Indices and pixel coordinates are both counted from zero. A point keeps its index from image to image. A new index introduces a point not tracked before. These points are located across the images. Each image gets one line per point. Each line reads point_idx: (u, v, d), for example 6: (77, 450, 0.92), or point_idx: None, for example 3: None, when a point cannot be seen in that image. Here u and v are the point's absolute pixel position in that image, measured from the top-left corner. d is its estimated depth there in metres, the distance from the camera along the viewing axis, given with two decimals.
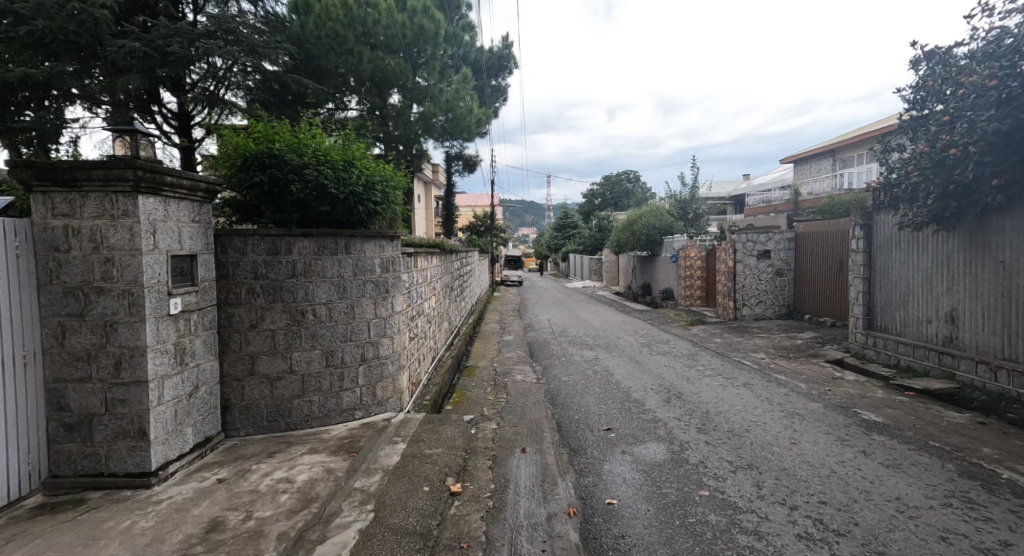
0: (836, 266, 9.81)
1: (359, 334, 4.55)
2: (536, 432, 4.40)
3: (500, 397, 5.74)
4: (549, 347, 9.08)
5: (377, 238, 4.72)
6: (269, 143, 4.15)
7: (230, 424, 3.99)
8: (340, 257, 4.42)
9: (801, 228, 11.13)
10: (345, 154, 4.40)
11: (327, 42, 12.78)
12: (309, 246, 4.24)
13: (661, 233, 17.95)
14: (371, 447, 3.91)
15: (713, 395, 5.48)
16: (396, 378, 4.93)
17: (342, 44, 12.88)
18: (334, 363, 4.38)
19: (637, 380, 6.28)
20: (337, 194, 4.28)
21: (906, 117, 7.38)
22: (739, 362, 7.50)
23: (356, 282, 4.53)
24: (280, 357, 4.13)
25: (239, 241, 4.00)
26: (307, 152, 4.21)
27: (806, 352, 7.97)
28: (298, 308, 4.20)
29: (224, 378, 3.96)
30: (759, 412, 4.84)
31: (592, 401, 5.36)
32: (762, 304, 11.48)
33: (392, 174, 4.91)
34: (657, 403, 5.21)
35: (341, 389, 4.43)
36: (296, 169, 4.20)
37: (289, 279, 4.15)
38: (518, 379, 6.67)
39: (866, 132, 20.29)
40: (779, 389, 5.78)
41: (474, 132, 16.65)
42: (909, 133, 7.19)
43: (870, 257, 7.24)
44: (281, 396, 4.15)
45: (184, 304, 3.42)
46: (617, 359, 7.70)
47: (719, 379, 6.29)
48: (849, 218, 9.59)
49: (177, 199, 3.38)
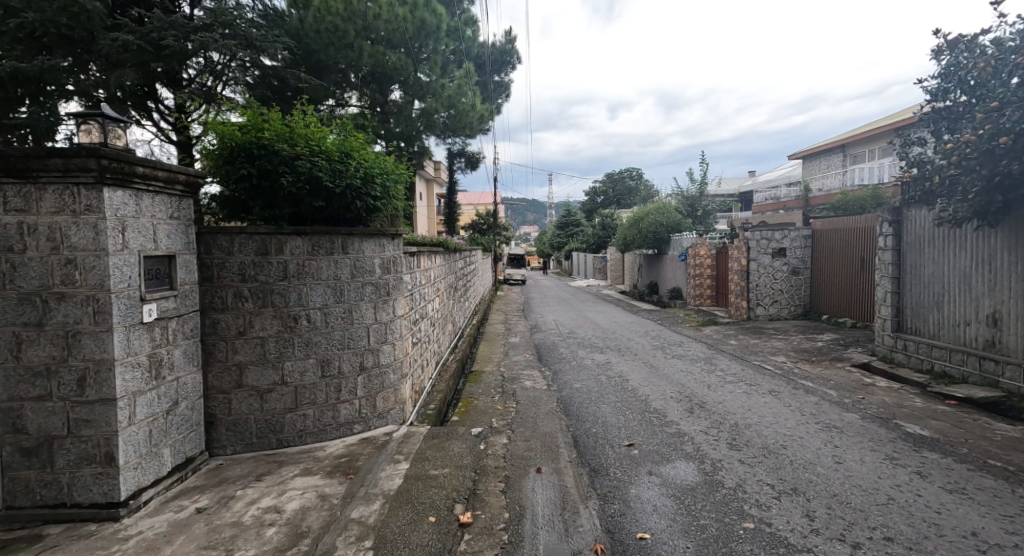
0: (857, 265, 9.38)
1: (358, 341, 4.18)
2: (551, 449, 4.02)
3: (509, 406, 5.38)
4: (557, 350, 8.71)
5: (376, 236, 4.35)
6: (257, 131, 3.75)
7: (215, 441, 3.63)
8: (337, 257, 4.05)
9: (818, 226, 10.71)
10: (343, 145, 4.02)
11: (327, 36, 12.29)
12: (303, 245, 3.87)
13: (668, 231, 17.51)
14: (371, 468, 3.54)
15: (739, 404, 5.10)
16: (398, 388, 4.57)
17: (342, 38, 12.51)
18: (331, 373, 4.01)
19: (655, 387, 5.91)
20: (334, 189, 3.90)
21: (928, 109, 7.03)
22: (760, 366, 7.10)
23: (354, 284, 4.16)
24: (270, 367, 3.76)
25: (225, 240, 3.63)
26: (300, 142, 3.83)
27: (830, 356, 7.56)
28: (290, 313, 3.82)
29: (208, 391, 3.59)
30: (792, 424, 4.46)
31: (609, 411, 4.98)
32: (777, 304, 11.08)
33: (394, 167, 4.55)
34: (679, 413, 4.83)
35: (338, 400, 4.06)
36: (287, 161, 3.81)
37: (281, 281, 3.78)
38: (527, 385, 6.29)
39: (879, 126, 19.79)
40: (808, 397, 5.39)
41: (477, 128, 16.27)
42: (928, 124, 6.93)
43: (900, 255, 6.84)
44: (272, 410, 3.77)
45: (160, 309, 3.06)
46: (630, 363, 7.32)
47: (742, 386, 5.90)
48: (870, 214, 9.16)
49: (151, 193, 3.00)
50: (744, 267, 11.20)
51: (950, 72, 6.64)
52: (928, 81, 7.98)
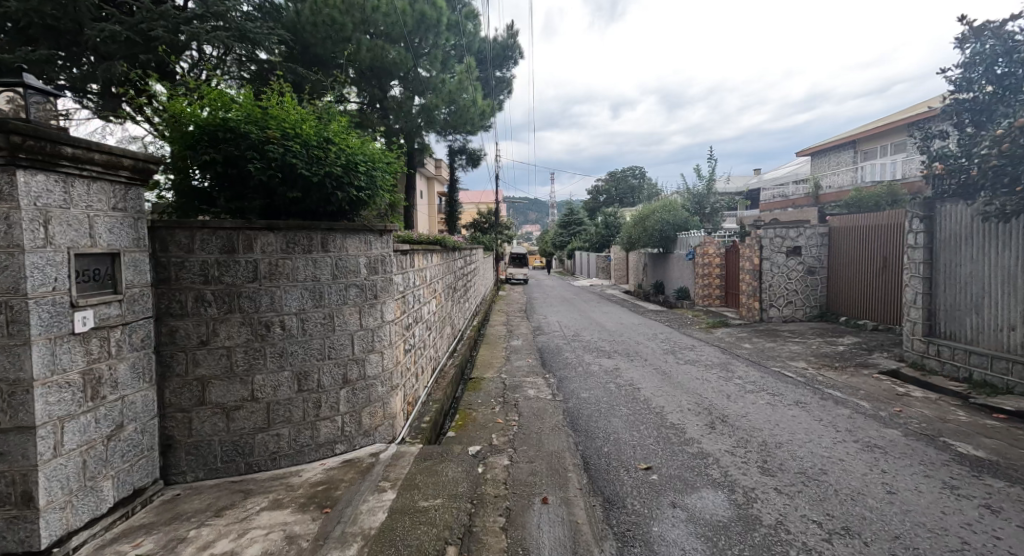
0: (878, 263, 8.89)
1: (340, 351, 3.72)
2: (558, 474, 3.56)
3: (510, 420, 4.90)
4: (562, 354, 8.23)
5: (362, 233, 3.88)
6: (222, 111, 3.27)
7: (172, 467, 3.16)
8: (316, 256, 3.58)
9: (836, 223, 10.20)
10: (323, 129, 3.54)
11: (323, 29, 11.87)
12: (277, 241, 3.40)
13: (674, 229, 17.04)
14: (352, 500, 3.07)
15: (765, 418, 4.62)
16: (387, 402, 4.11)
17: (340, 31, 12.02)
18: (309, 387, 3.55)
19: (670, 397, 5.43)
20: (311, 178, 3.41)
21: (951, 100, 6.46)
22: (779, 373, 6.61)
23: (336, 286, 3.69)
24: (239, 382, 3.30)
25: (184, 236, 3.15)
26: (272, 124, 3.33)
27: (855, 362, 7.06)
28: (261, 320, 3.36)
29: (165, 410, 3.13)
30: (828, 444, 3.96)
31: (621, 427, 4.50)
32: (791, 305, 10.58)
33: (382, 155, 4.06)
34: (699, 429, 4.34)
35: (319, 418, 3.60)
36: (256, 146, 3.33)
37: (250, 283, 3.31)
38: (530, 395, 5.81)
39: (891, 121, 19.27)
40: (839, 409, 4.90)
41: (478, 125, 15.68)
42: (950, 117, 6.37)
43: (932, 254, 6.35)
44: (240, 431, 3.30)
45: (100, 317, 2.61)
46: (640, 370, 6.83)
47: (764, 396, 5.41)
48: (895, 210, 8.62)
49: (88, 179, 2.56)
50: (757, 266, 10.73)
51: (978, 60, 6.04)
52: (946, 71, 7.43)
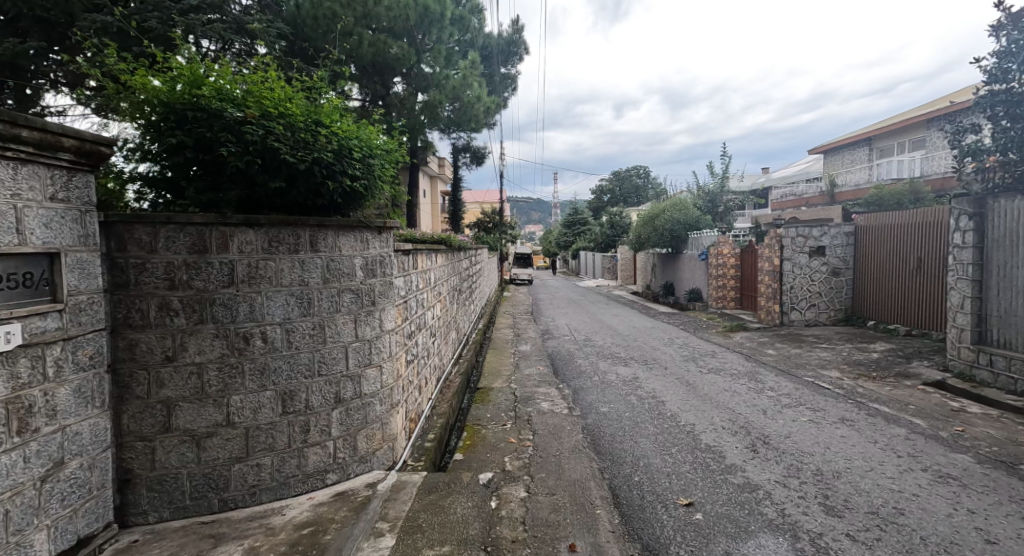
0: (912, 263, 8.35)
1: (332, 366, 3.24)
2: (585, 510, 3.06)
3: (524, 439, 4.42)
4: (575, 361, 7.74)
5: (357, 230, 3.38)
6: (190, 84, 2.75)
7: (132, 505, 2.67)
8: (304, 256, 3.09)
9: (862, 221, 9.67)
10: (312, 110, 3.04)
11: (324, 23, 11.23)
12: (257, 240, 2.91)
13: (686, 228, 16.48)
14: (342, 548, 2.58)
15: (810, 438, 4.12)
16: (386, 422, 3.64)
17: (342, 24, 11.58)
18: (295, 409, 3.06)
19: (700, 412, 4.93)
20: (298, 165, 2.91)
21: (984, 92, 6.14)
22: (814, 384, 6.08)
23: (327, 292, 3.21)
24: (212, 404, 2.80)
25: (144, 232, 2.65)
26: (251, 101, 2.83)
27: (894, 371, 6.51)
28: (239, 331, 2.87)
29: (122, 438, 2.63)
30: (893, 473, 3.44)
31: (651, 449, 4.00)
32: (814, 308, 10.04)
33: (382, 141, 3.56)
34: (739, 453, 3.83)
35: (306, 444, 3.12)
36: (231, 127, 2.82)
37: (225, 288, 2.83)
38: (544, 409, 5.31)
39: (910, 116, 18.65)
40: (893, 428, 4.37)
41: (483, 122, 15.17)
42: (981, 110, 6.06)
43: (983, 253, 5.83)
44: (212, 462, 2.81)
45: (32, 331, 2.13)
46: (661, 380, 6.32)
47: (805, 412, 4.89)
48: (932, 207, 8.04)
49: (14, 162, 2.08)
50: (777, 267, 10.21)
51: (1016, 49, 5.74)
52: (974, 62, 7.05)
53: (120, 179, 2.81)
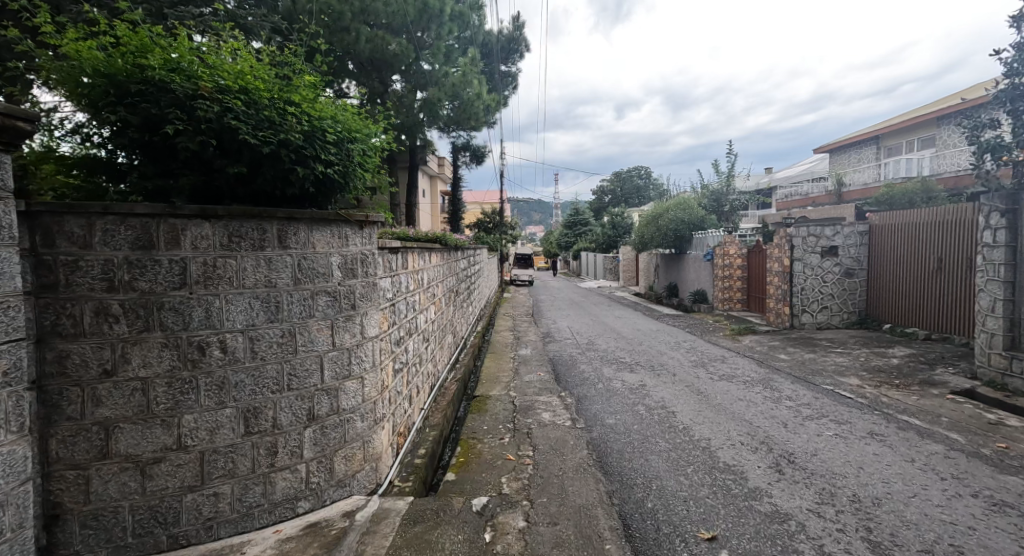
0: (932, 265, 7.95)
1: (304, 379, 2.86)
2: (593, 546, 2.68)
3: (523, 455, 4.03)
4: (578, 366, 7.35)
5: (334, 224, 3.00)
6: (131, 50, 2.35)
7: (62, 546, 2.28)
8: (271, 253, 2.71)
9: (878, 221, 9.27)
10: (279, 86, 2.66)
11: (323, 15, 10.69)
12: (215, 234, 2.53)
13: (689, 228, 16.10)
14: None
15: (839, 455, 3.74)
16: (368, 440, 3.26)
17: (338, 20, 11.61)
18: (260, 429, 2.68)
19: (715, 424, 4.54)
20: (262, 148, 2.54)
21: (1006, 84, 5.83)
22: (834, 393, 5.67)
23: (298, 294, 2.83)
24: (159, 425, 2.41)
25: (76, 223, 2.25)
26: (206, 73, 2.44)
27: (918, 379, 6.10)
28: (192, 340, 2.48)
29: (50, 467, 2.24)
30: (940, 499, 3.04)
31: (664, 470, 3.60)
32: (826, 311, 9.63)
33: (365, 125, 3.18)
34: (763, 474, 3.43)
35: (273, 469, 2.73)
36: (182, 103, 2.42)
37: (176, 290, 2.44)
38: (546, 420, 4.92)
39: (918, 114, 18.25)
40: (928, 444, 3.96)
41: (483, 120, 14.77)
42: (1000, 104, 5.76)
43: (1017, 253, 5.42)
44: (160, 492, 2.42)
45: None
46: (669, 388, 5.91)
47: (829, 425, 4.49)
48: (954, 205, 7.62)
49: None
50: (788, 268, 9.86)
51: None
52: (995, 54, 6.72)
53: (65, 163, 2.41)
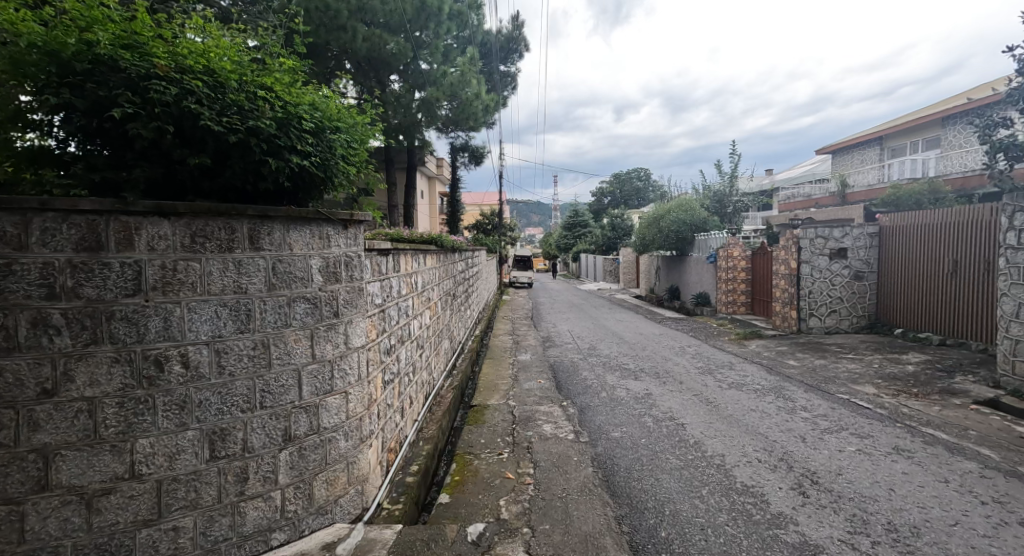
0: (946, 267, 7.66)
1: (278, 395, 2.56)
2: None
3: (523, 474, 3.73)
4: (579, 372, 7.06)
5: (314, 223, 2.71)
6: (76, 23, 2.06)
7: None
8: (241, 256, 2.42)
9: (889, 222, 8.98)
10: (250, 69, 2.39)
11: (317, 15, 11.13)
12: (175, 234, 2.23)
13: (692, 230, 15.83)
14: None
15: (867, 475, 3.44)
16: (352, 461, 2.96)
17: (335, 18, 11.34)
18: (228, 452, 2.38)
19: (729, 439, 4.23)
20: (228, 137, 2.26)
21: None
22: (851, 403, 5.37)
23: (272, 301, 2.53)
24: (109, 452, 2.11)
25: (8, 221, 1.94)
26: (163, 51, 2.16)
27: (937, 388, 5.80)
28: (148, 354, 2.18)
29: None
30: (986, 528, 2.74)
31: (677, 492, 3.29)
32: (835, 315, 9.34)
33: (348, 115, 2.90)
34: (786, 498, 3.13)
35: (243, 497, 2.43)
36: (136, 84, 2.14)
37: (129, 297, 2.14)
38: (547, 433, 4.61)
39: (923, 114, 18.02)
40: (961, 462, 3.66)
41: (482, 120, 14.52)
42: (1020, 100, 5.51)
43: None
44: (108, 529, 2.12)
45: None
46: (676, 397, 5.61)
47: (851, 439, 4.19)
48: (971, 205, 7.31)
49: None
50: (795, 270, 9.56)
51: None
52: (1010, 50, 6.49)
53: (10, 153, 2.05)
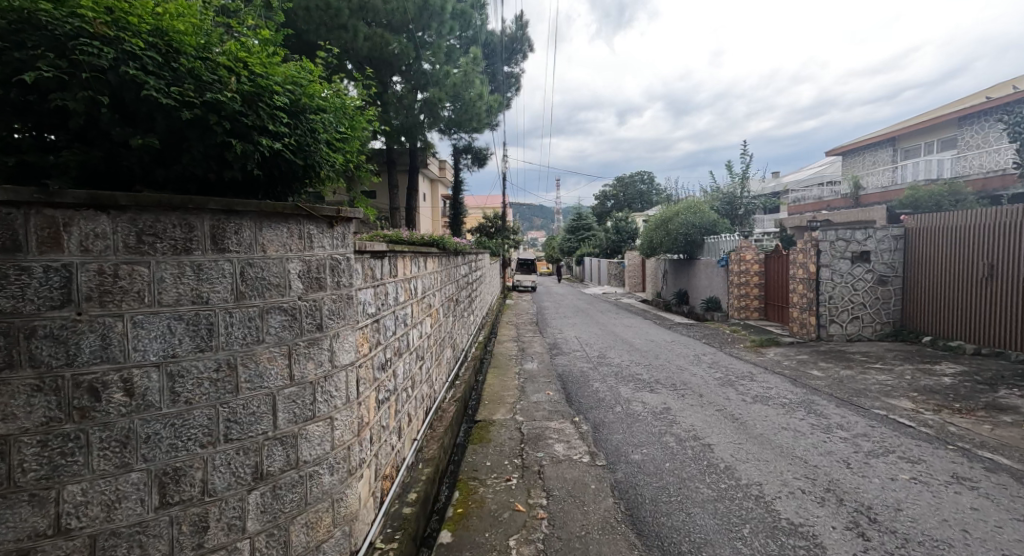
0: (981, 272, 7.21)
1: (248, 425, 2.14)
2: None
3: (535, 506, 3.29)
4: (590, 383, 6.61)
5: (293, 220, 2.31)
6: None
7: None
8: (202, 258, 2.00)
9: (915, 224, 8.54)
10: (212, 33, 1.99)
11: (316, 14, 10.80)
12: (117, 232, 1.81)
13: (701, 232, 15.36)
14: None
15: (931, 512, 2.98)
16: (338, 497, 2.53)
17: (335, 18, 10.98)
18: (184, 497, 1.96)
19: (765, 464, 3.78)
20: (180, 112, 1.86)
21: None
22: (890, 420, 4.91)
23: (241, 313, 2.12)
24: (27, 503, 1.68)
25: None
26: (100, 6, 1.75)
27: (981, 403, 5.32)
28: (82, 380, 1.76)
29: None
30: None
31: (714, 532, 2.85)
32: (857, 322, 8.86)
33: (334, 96, 2.50)
34: (842, 541, 2.69)
35: (202, 551, 2.00)
36: (66, 47, 1.73)
37: (56, 310, 1.71)
38: (560, 454, 4.18)
39: (938, 115, 17.54)
40: None
41: (485, 121, 14.16)
42: None
43: None
44: None
45: None
46: (698, 413, 5.16)
47: (902, 465, 3.73)
48: (1009, 206, 6.85)
49: None
50: (813, 275, 9.06)
51: None
52: None
53: None
